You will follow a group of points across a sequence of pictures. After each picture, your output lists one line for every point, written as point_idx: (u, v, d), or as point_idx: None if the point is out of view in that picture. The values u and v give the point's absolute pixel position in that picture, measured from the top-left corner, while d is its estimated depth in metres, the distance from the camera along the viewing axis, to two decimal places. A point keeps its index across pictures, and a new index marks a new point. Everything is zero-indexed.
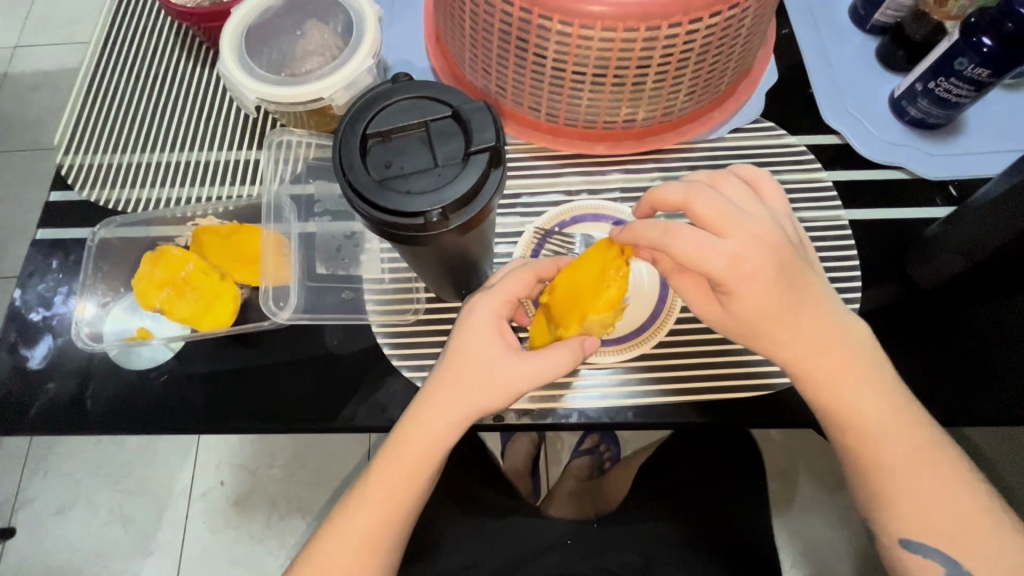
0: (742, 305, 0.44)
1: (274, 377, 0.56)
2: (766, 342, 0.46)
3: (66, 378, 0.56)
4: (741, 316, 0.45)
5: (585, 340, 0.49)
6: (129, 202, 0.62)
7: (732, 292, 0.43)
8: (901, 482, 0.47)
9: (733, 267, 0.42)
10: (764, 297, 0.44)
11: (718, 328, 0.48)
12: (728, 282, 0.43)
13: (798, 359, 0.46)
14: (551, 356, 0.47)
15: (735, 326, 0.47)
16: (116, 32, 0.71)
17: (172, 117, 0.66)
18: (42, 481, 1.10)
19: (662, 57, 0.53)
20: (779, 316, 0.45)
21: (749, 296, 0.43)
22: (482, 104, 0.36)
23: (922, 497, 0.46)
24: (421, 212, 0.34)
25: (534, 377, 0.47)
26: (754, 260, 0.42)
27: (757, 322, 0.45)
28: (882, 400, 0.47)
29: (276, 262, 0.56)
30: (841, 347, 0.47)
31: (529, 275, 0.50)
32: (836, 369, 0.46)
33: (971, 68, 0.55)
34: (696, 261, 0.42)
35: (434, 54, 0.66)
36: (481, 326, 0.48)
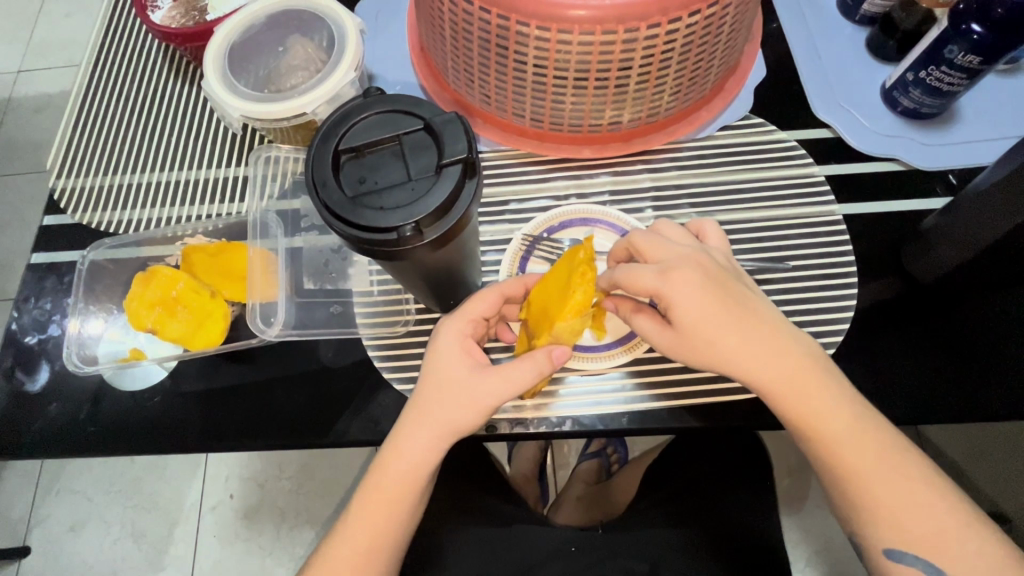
0: (683, 317, 0.46)
1: (267, 394, 0.55)
2: (727, 357, 0.46)
3: (64, 399, 0.56)
4: (689, 330, 0.46)
5: (552, 351, 0.48)
6: (120, 222, 0.63)
7: (671, 303, 0.46)
8: (876, 487, 0.45)
9: (664, 279, 0.46)
10: (703, 305, 0.45)
11: (678, 357, 0.48)
12: (665, 292, 0.46)
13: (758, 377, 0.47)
14: (517, 369, 0.47)
15: (692, 347, 0.47)
16: (105, 54, 0.71)
17: (162, 136, 0.66)
18: (55, 500, 1.11)
19: (644, 58, 0.52)
20: (722, 333, 0.46)
21: (687, 307, 0.45)
22: (454, 115, 0.35)
23: (894, 500, 0.45)
24: (394, 227, 0.34)
25: (501, 392, 0.47)
26: (683, 266, 0.46)
27: (705, 333, 0.46)
28: (845, 410, 0.47)
29: (264, 278, 0.56)
30: (796, 366, 0.47)
31: (496, 294, 0.51)
32: (806, 384, 0.47)
33: (961, 55, 0.54)
34: (632, 275, 0.47)
35: (419, 64, 0.66)
36: (446, 347, 0.48)
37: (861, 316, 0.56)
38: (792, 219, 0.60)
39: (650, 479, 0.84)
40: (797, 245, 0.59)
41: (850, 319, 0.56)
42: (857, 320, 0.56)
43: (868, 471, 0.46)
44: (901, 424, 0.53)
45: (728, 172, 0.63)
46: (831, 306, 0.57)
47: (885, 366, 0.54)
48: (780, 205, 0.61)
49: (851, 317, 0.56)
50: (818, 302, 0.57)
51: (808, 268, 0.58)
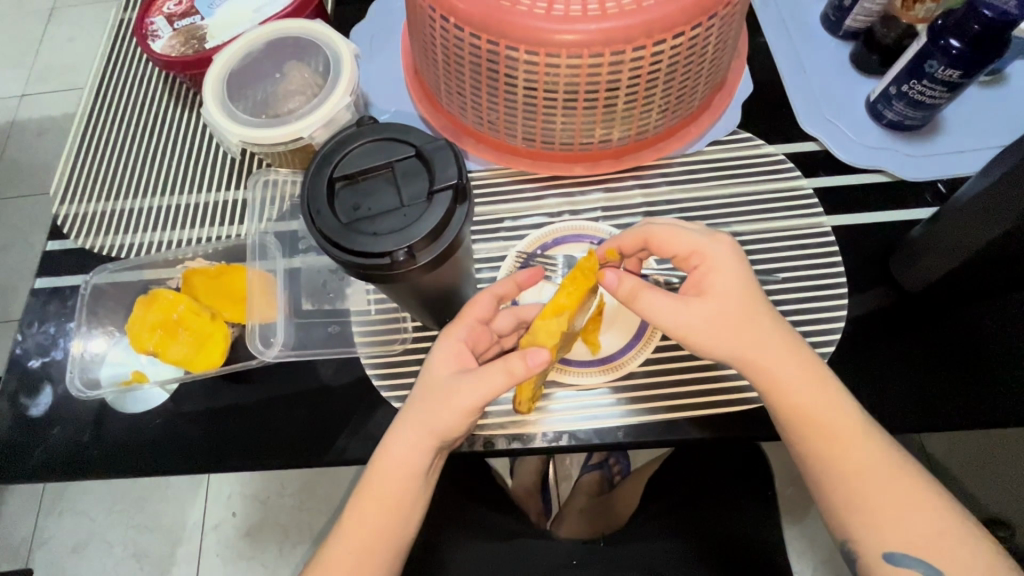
0: (722, 281, 0.48)
1: (266, 414, 0.56)
2: (749, 327, 0.47)
3: (66, 423, 0.57)
4: (721, 297, 0.48)
5: (527, 354, 0.46)
6: (122, 246, 0.64)
7: (712, 266, 0.49)
8: (870, 493, 0.46)
9: (707, 241, 0.50)
10: (740, 272, 0.49)
11: (702, 325, 0.47)
12: (708, 256, 0.49)
13: (773, 344, 0.48)
14: (486, 374, 0.46)
15: (719, 316, 0.47)
16: (107, 82, 0.73)
17: (162, 161, 0.68)
18: (57, 521, 1.11)
19: (630, 79, 0.53)
20: (753, 302, 0.48)
21: (726, 272, 0.49)
22: (443, 142, 0.37)
23: (889, 505, 0.46)
24: (387, 252, 0.35)
25: (476, 392, 0.46)
26: (728, 240, 0.50)
27: (737, 302, 0.48)
28: (840, 420, 0.47)
29: (263, 300, 0.57)
30: (796, 361, 0.48)
31: (489, 295, 0.52)
32: (802, 386, 0.47)
33: (941, 70, 0.55)
34: (673, 239, 0.50)
35: (413, 86, 0.68)
36: (440, 350, 0.50)
37: (852, 326, 0.57)
38: (782, 231, 0.61)
39: (652, 491, 0.84)
40: (787, 257, 0.60)
41: (841, 330, 0.57)
42: (848, 329, 0.57)
43: (861, 479, 0.46)
44: (895, 432, 0.54)
45: (717, 187, 0.64)
46: (822, 317, 0.57)
47: (878, 374, 0.55)
48: (770, 218, 0.62)
49: (843, 327, 0.57)
50: (809, 313, 0.57)
51: (798, 280, 0.59)
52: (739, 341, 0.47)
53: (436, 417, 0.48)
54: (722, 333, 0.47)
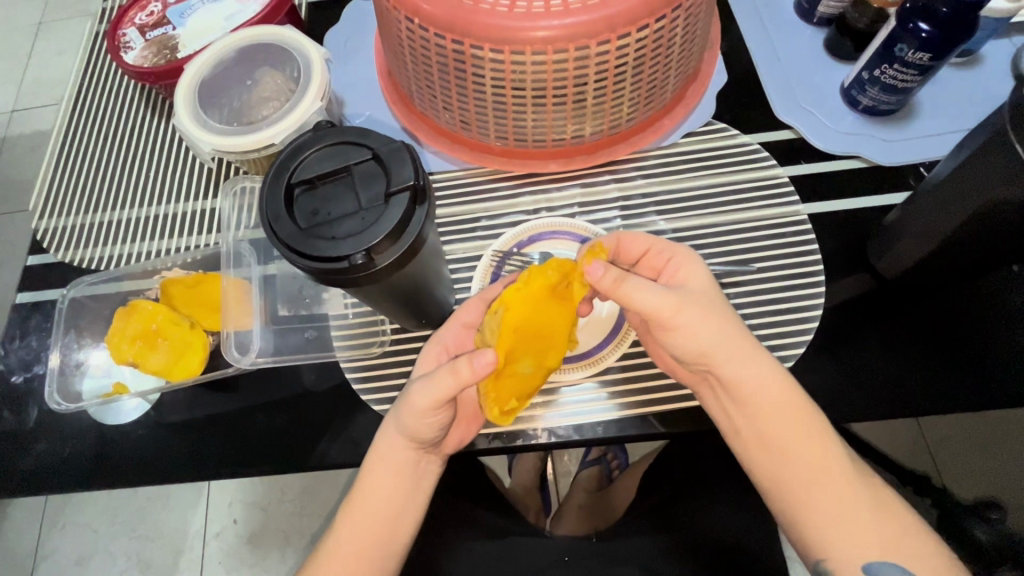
0: (694, 276, 0.50)
1: (247, 421, 0.56)
2: (721, 318, 0.48)
3: (51, 437, 0.57)
4: (694, 286, 0.50)
5: (472, 357, 0.45)
6: (101, 258, 0.64)
7: (679, 259, 0.51)
8: (837, 503, 0.47)
9: (673, 245, 0.52)
10: (709, 273, 0.51)
11: (682, 308, 0.47)
12: (673, 250, 0.52)
13: (743, 331, 0.49)
14: (437, 377, 0.46)
15: (696, 304, 0.48)
16: (84, 95, 0.73)
17: (139, 172, 0.68)
18: (61, 534, 1.12)
19: (597, 74, 0.53)
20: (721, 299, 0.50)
21: (696, 270, 0.51)
22: (401, 145, 0.37)
23: (855, 516, 0.46)
24: (344, 255, 0.35)
25: (425, 393, 0.46)
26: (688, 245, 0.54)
27: (710, 291, 0.50)
28: (802, 426, 0.48)
29: (238, 308, 0.57)
30: (762, 355, 0.49)
31: (478, 302, 0.55)
32: (764, 382, 0.48)
33: (912, 53, 0.55)
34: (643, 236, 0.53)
35: (386, 88, 0.67)
36: (426, 357, 0.54)
37: (830, 314, 0.57)
38: (758, 220, 0.61)
39: (646, 484, 0.84)
40: (764, 247, 0.60)
41: (819, 317, 0.57)
42: (826, 317, 0.57)
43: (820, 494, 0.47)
44: (873, 418, 0.54)
45: (692, 179, 0.64)
46: (800, 304, 0.57)
47: (857, 360, 0.55)
48: (746, 208, 0.62)
49: (821, 315, 0.57)
50: (787, 301, 0.57)
51: (776, 268, 0.59)
52: (718, 322, 0.48)
53: (402, 426, 0.48)
54: (705, 318, 0.48)
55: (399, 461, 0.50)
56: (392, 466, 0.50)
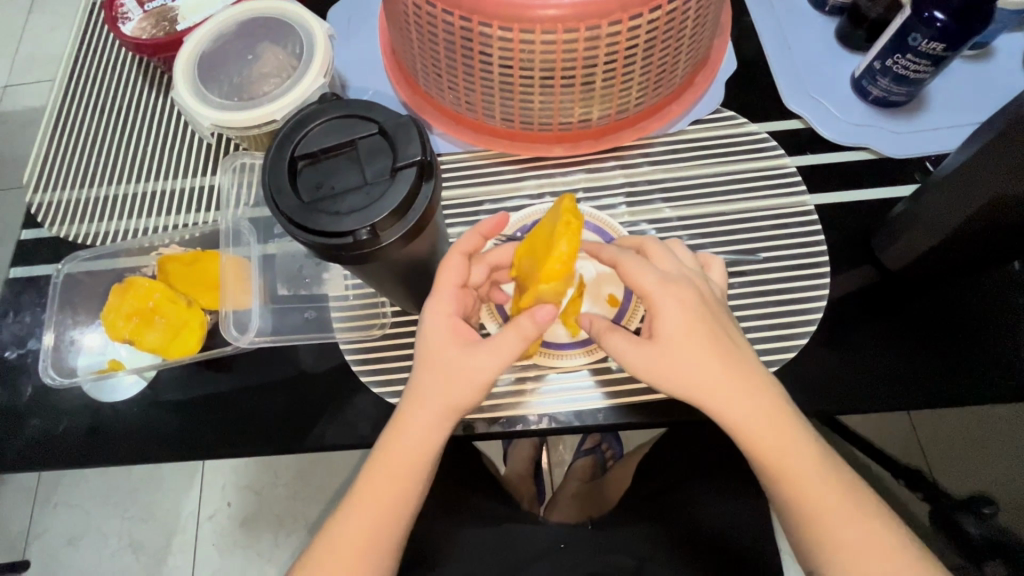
0: (666, 325, 0.46)
1: (245, 402, 0.56)
2: (693, 372, 0.45)
3: (45, 414, 0.57)
4: (668, 344, 0.46)
5: (536, 312, 0.46)
6: (96, 234, 0.63)
7: (663, 309, 0.46)
8: (846, 527, 0.46)
9: (661, 284, 0.46)
10: (687, 322, 0.46)
11: (641, 369, 0.47)
12: (657, 301, 0.46)
13: (723, 384, 0.46)
14: (503, 340, 0.46)
15: (659, 360, 0.46)
16: (79, 67, 0.71)
17: (136, 147, 0.67)
18: (53, 514, 1.11)
19: (607, 57, 0.52)
20: (708, 346, 0.46)
21: (674, 317, 0.45)
22: (408, 119, 0.36)
23: (852, 538, 0.46)
24: (348, 231, 0.34)
25: (491, 363, 0.46)
26: (684, 289, 0.47)
27: (688, 344, 0.46)
28: (806, 452, 0.47)
29: (237, 286, 0.56)
30: (754, 397, 0.46)
31: (458, 256, 0.49)
32: (754, 421, 0.46)
33: (925, 43, 0.54)
34: (635, 273, 0.47)
35: (390, 67, 0.66)
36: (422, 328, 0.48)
37: (834, 305, 0.57)
38: (764, 210, 0.61)
39: (641, 474, 0.84)
40: (770, 237, 0.60)
41: (823, 308, 0.56)
42: (830, 307, 0.57)
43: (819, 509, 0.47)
44: (873, 409, 0.54)
45: (699, 167, 0.63)
46: (804, 295, 0.57)
47: (859, 352, 0.55)
48: (752, 197, 0.61)
49: (826, 306, 0.56)
50: (791, 291, 0.57)
51: (781, 259, 0.58)
52: (684, 381, 0.46)
53: (441, 402, 0.47)
54: (667, 377, 0.46)
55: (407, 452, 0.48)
56: (396, 457, 0.48)
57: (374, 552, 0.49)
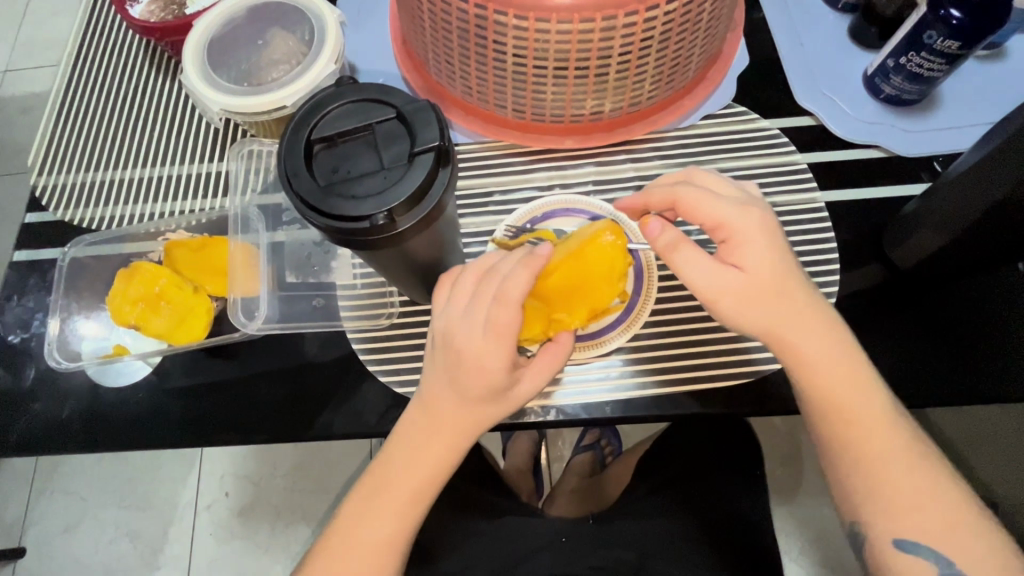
0: (752, 250, 0.46)
1: (251, 389, 0.55)
2: (778, 299, 0.46)
3: (49, 398, 0.56)
4: (751, 274, 0.46)
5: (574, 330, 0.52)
6: (102, 219, 0.63)
7: (745, 233, 0.47)
8: (908, 489, 0.44)
9: (742, 211, 0.47)
10: (770, 244, 0.47)
11: (728, 296, 0.46)
12: (739, 226, 0.47)
13: (802, 318, 0.46)
14: (546, 361, 0.49)
15: (745, 283, 0.46)
16: (86, 50, 0.71)
17: (142, 131, 0.66)
18: (49, 501, 1.11)
19: (622, 48, 0.52)
20: (788, 271, 0.47)
21: (757, 241, 0.46)
22: (426, 104, 0.35)
23: (916, 504, 0.44)
24: (365, 216, 0.34)
25: (535, 381, 0.49)
26: (761, 210, 0.48)
27: (771, 274, 0.46)
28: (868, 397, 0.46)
29: (245, 273, 0.56)
30: (825, 328, 0.47)
31: (516, 306, 0.44)
32: (830, 354, 0.46)
33: (940, 41, 0.54)
34: (707, 203, 0.48)
35: (400, 56, 0.66)
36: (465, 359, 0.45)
37: (843, 301, 0.57)
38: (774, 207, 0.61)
39: (642, 469, 0.84)
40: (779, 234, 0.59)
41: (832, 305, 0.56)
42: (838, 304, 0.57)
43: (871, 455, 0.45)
44: None
45: (709, 162, 0.63)
46: None
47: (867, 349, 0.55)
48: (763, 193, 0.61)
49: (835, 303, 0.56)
50: None
51: None
52: (767, 314, 0.46)
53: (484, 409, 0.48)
54: (748, 311, 0.46)
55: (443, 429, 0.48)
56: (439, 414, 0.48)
57: (383, 541, 0.49)
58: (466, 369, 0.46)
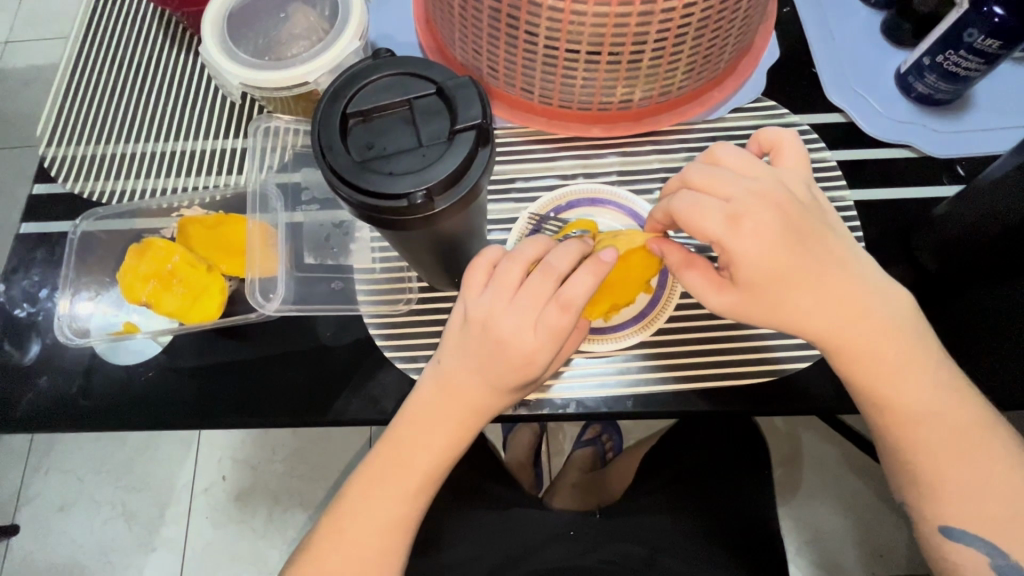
0: (750, 270, 0.44)
1: (265, 371, 0.54)
2: (790, 313, 0.45)
3: (55, 374, 0.55)
4: (757, 286, 0.44)
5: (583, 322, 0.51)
6: (114, 192, 0.61)
7: (738, 251, 0.43)
8: (948, 480, 0.45)
9: (732, 227, 0.43)
10: (771, 260, 0.43)
11: (733, 314, 0.47)
12: (731, 244, 0.43)
13: (815, 328, 0.45)
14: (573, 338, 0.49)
15: (751, 301, 0.45)
16: (98, 19, 0.69)
17: (156, 104, 0.64)
18: (44, 479, 1.09)
19: (659, 35, 0.50)
20: (805, 273, 0.44)
21: (756, 259, 0.43)
22: (467, 80, 0.34)
23: (961, 493, 0.45)
24: (404, 193, 0.33)
25: (574, 342, 0.49)
26: (755, 216, 0.43)
27: (774, 287, 0.44)
28: (934, 382, 0.46)
29: (263, 252, 0.55)
30: (864, 315, 0.45)
31: (568, 313, 0.43)
32: (872, 340, 0.45)
33: (981, 39, 0.53)
34: (696, 223, 0.44)
35: (423, 35, 0.64)
36: (498, 358, 0.45)
37: None
38: None
39: (648, 465, 0.83)
40: None
41: None
42: None
43: (929, 450, 0.45)
44: None
45: None
46: None
47: None
48: None
49: None
50: None
51: None
52: (780, 321, 0.45)
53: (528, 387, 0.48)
54: (765, 317, 0.46)
55: (467, 405, 0.47)
56: (459, 402, 0.47)
57: (400, 529, 0.48)
58: (505, 365, 0.45)
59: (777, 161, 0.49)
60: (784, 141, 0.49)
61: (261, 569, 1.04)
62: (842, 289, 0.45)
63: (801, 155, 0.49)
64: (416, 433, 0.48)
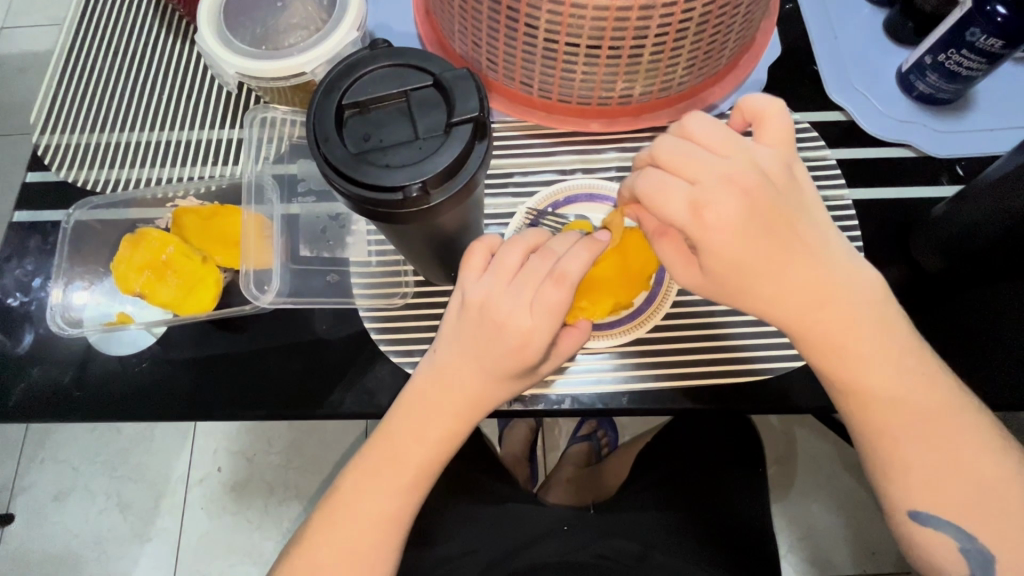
0: (714, 259, 0.42)
1: (259, 363, 0.54)
2: (754, 301, 0.44)
3: (48, 364, 0.54)
4: (720, 274, 0.43)
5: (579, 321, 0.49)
6: (108, 182, 0.60)
7: (700, 241, 0.42)
8: (936, 487, 0.45)
9: (695, 215, 0.41)
10: (735, 248, 0.42)
11: (701, 293, 0.47)
12: (694, 232, 0.42)
13: (780, 314, 0.44)
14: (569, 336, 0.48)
15: (714, 286, 0.45)
16: (93, 5, 0.68)
17: (151, 93, 0.64)
18: (39, 469, 1.09)
19: (659, 30, 0.50)
20: (775, 261, 0.43)
21: (720, 248, 0.42)
22: (465, 71, 0.34)
23: (949, 500, 0.44)
24: (399, 186, 0.32)
25: (570, 341, 0.48)
26: (719, 205, 0.41)
27: (735, 277, 0.43)
28: (920, 392, 0.45)
29: (258, 244, 0.54)
30: (848, 318, 0.44)
31: (564, 291, 0.42)
32: (857, 343, 0.44)
33: (984, 39, 0.52)
34: (659, 207, 0.42)
35: (423, 25, 0.63)
36: (495, 347, 0.44)
37: None
38: None
39: (643, 462, 0.83)
40: None
41: None
42: None
43: (915, 461, 0.45)
44: None
45: None
46: None
47: None
48: None
49: None
50: None
51: None
52: (743, 307, 0.45)
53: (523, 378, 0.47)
54: (730, 301, 0.45)
55: (459, 400, 0.47)
56: (453, 395, 0.47)
57: (392, 524, 0.48)
58: (501, 351, 0.44)
59: (758, 134, 0.45)
60: (769, 113, 0.44)
61: (256, 560, 1.04)
62: (809, 276, 0.43)
63: (783, 122, 0.44)
64: (411, 427, 0.48)
